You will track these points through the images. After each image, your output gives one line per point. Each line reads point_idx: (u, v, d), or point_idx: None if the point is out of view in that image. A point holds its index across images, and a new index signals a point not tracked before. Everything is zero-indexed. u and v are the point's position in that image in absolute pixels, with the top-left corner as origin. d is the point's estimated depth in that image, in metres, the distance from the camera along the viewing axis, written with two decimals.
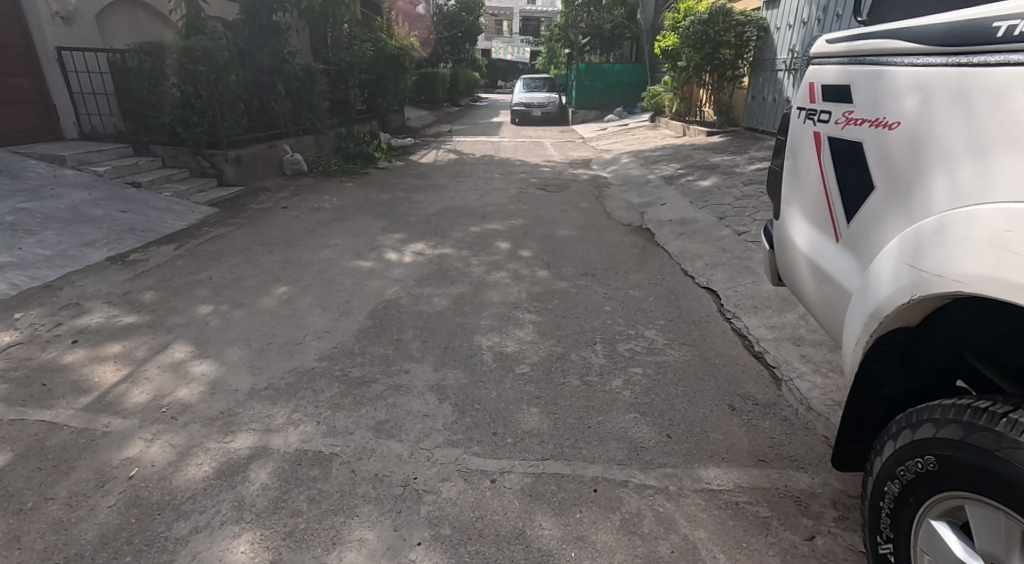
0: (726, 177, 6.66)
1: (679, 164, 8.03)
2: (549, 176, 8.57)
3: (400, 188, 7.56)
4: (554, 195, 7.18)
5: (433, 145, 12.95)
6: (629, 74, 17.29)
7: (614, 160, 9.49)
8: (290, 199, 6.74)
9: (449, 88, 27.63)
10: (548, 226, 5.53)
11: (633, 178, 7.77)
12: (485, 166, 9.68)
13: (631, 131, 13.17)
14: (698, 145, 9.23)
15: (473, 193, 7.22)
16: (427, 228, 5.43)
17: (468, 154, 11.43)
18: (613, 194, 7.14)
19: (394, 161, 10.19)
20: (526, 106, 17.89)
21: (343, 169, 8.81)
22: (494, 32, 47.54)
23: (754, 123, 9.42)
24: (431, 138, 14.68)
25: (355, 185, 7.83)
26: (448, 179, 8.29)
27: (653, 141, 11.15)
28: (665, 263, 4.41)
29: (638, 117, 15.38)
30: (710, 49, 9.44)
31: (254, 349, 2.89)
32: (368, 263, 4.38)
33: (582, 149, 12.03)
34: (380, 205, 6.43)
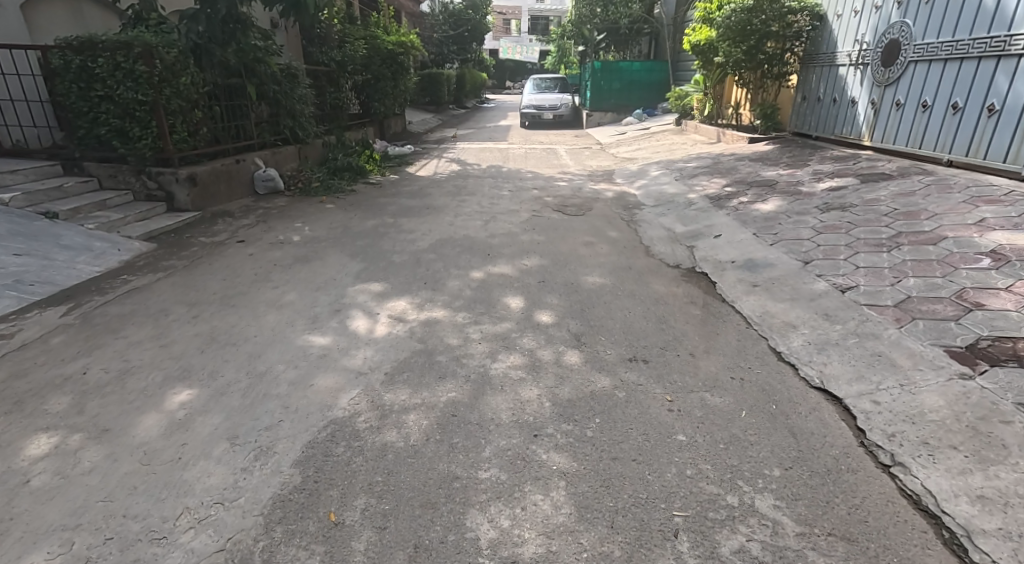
0: (790, 199, 5.36)
1: (723, 179, 6.73)
2: (567, 193, 7.31)
3: (389, 210, 6.33)
4: (575, 220, 5.90)
5: (435, 153, 11.74)
6: (648, 72, 15.95)
7: (641, 173, 8.20)
8: (253, 228, 5.53)
9: (453, 90, 26.32)
10: (571, 269, 4.27)
11: (669, 197, 6.50)
12: (492, 179, 8.43)
13: (654, 137, 11.86)
14: (740, 154, 7.92)
15: (477, 218, 5.97)
16: (414, 274, 4.18)
17: (473, 164, 10.20)
18: (647, 218, 5.86)
19: (388, 173, 8.97)
20: (537, 108, 16.66)
21: (327, 186, 7.60)
22: (502, 32, 46.26)
23: (805, 129, 8.11)
24: (433, 145, 13.48)
25: (337, 207, 6.62)
26: (447, 198, 7.06)
27: (682, 148, 9.85)
28: (741, 338, 3.13)
29: (660, 120, 14.09)
30: (756, 41, 8.16)
31: (75, 558, 1.65)
32: (324, 338, 3.13)
33: (599, 157, 10.73)
34: (360, 237, 5.19)
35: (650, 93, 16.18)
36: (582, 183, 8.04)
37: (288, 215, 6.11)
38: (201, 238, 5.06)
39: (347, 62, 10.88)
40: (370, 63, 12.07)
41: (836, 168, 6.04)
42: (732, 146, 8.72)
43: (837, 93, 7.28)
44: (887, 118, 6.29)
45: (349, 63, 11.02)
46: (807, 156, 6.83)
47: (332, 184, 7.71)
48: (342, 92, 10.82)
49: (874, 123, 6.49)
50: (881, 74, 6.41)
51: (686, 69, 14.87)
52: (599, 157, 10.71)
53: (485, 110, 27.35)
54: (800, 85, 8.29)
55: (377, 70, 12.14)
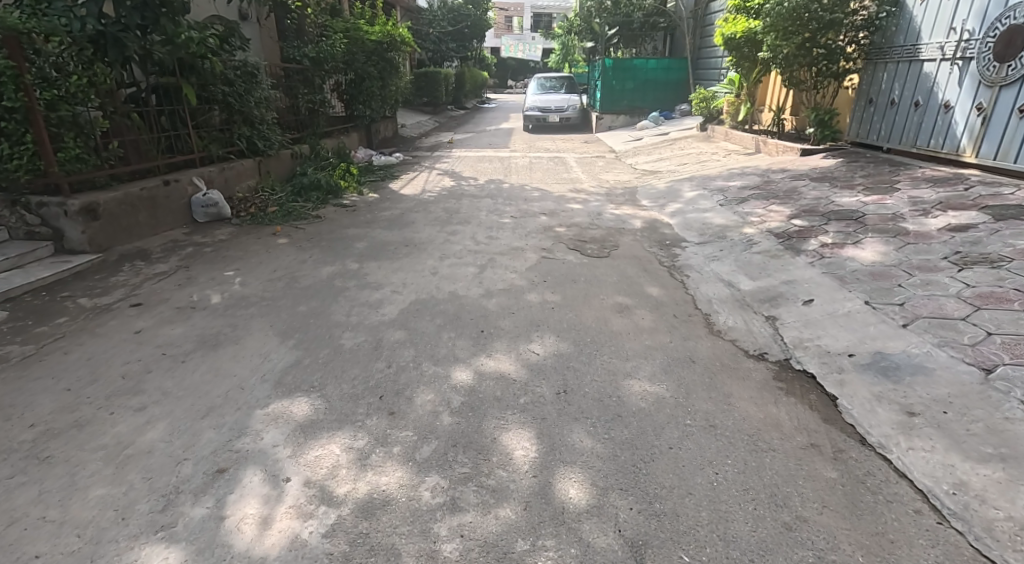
0: (894, 242, 3.94)
1: (784, 207, 5.31)
2: (585, 222, 5.90)
3: (357, 249, 4.91)
4: (599, 267, 4.48)
5: (428, 163, 10.36)
6: (665, 71, 14.52)
7: (672, 194, 6.78)
8: (165, 278, 4.12)
9: (453, 89, 24.88)
10: (604, 367, 2.85)
11: (716, 232, 5.08)
12: (491, 200, 7.01)
13: (677, 145, 10.47)
14: (793, 172, 6.50)
15: (470, 262, 4.55)
16: (367, 375, 2.75)
17: (470, 176, 8.81)
18: (694, 265, 4.44)
19: (367, 191, 7.55)
20: (542, 110, 15.28)
21: (287, 210, 6.18)
22: (504, 29, 44.84)
23: (874, 139, 6.70)
24: (427, 153, 12.11)
25: (292, 242, 5.19)
26: (434, 228, 5.64)
27: (715, 160, 8.44)
28: (942, 560, 1.69)
29: (680, 125, 12.76)
30: (815, 31, 6.74)
31: None
32: (169, 556, 1.70)
33: (617, 168, 9.31)
34: (307, 297, 3.78)
35: (666, 94, 14.75)
36: (601, 206, 6.64)
37: (224, 256, 4.70)
38: (81, 298, 3.66)
39: (325, 59, 9.43)
40: (354, 61, 10.64)
41: (939, 197, 4.62)
42: (778, 159, 7.31)
43: (921, 97, 5.95)
44: (1003, 128, 4.97)
45: (329, 61, 9.61)
46: (889, 178, 5.42)
47: (296, 208, 6.32)
48: (321, 93, 9.41)
49: (981, 135, 5.17)
50: (992, 73, 5.08)
51: (707, 68, 13.44)
52: (615, 168, 9.30)
53: (485, 110, 25.95)
54: (867, 86, 6.87)
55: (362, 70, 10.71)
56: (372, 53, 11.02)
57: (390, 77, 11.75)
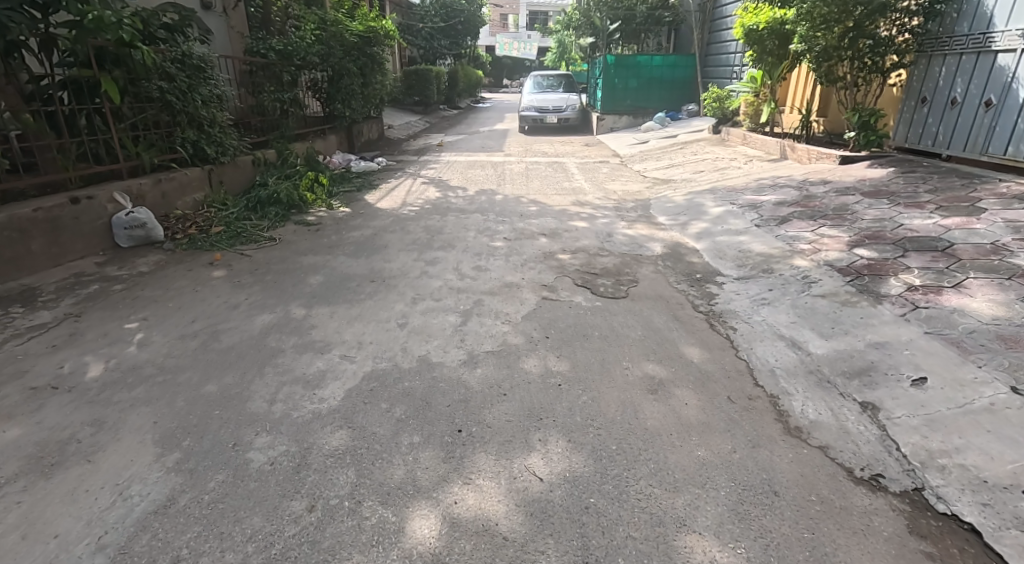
0: (1012, 287, 2.98)
1: (837, 231, 4.34)
2: (593, 247, 4.91)
3: (311, 286, 3.91)
4: (617, 314, 3.48)
5: (414, 170, 9.39)
6: (671, 68, 13.56)
7: (692, 210, 5.80)
8: (39, 334, 3.09)
9: (444, 88, 23.84)
10: (645, 511, 1.86)
11: (759, 264, 4.11)
12: (482, 216, 6.01)
13: (689, 150, 9.52)
14: (836, 184, 5.53)
15: (451, 308, 3.55)
16: (274, 534, 1.75)
17: (459, 186, 7.83)
18: (739, 313, 3.45)
19: (338, 205, 6.55)
20: (539, 111, 14.35)
21: (236, 231, 5.17)
22: (500, 28, 43.81)
23: (929, 145, 5.76)
24: (413, 157, 11.12)
25: (231, 274, 4.18)
26: (411, 255, 4.64)
27: (736, 169, 7.47)
28: None
29: (689, 127, 11.90)
30: (859, 20, 5.80)
31: None
32: None
33: (624, 176, 8.34)
34: (222, 367, 2.77)
35: (672, 93, 13.80)
36: (610, 225, 5.67)
37: (136, 296, 3.68)
38: None
39: (296, 54, 8.43)
40: (331, 57, 9.64)
41: None
42: (813, 168, 6.35)
43: (995, 95, 5.03)
44: None
45: (301, 56, 8.61)
46: (965, 196, 4.47)
47: (248, 227, 5.31)
48: (292, 92, 8.41)
49: None
50: None
51: (718, 65, 12.50)
52: (622, 176, 8.32)
53: (480, 110, 24.95)
54: (919, 82, 5.93)
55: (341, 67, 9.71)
56: (352, 49, 10.01)
57: (373, 75, 10.75)
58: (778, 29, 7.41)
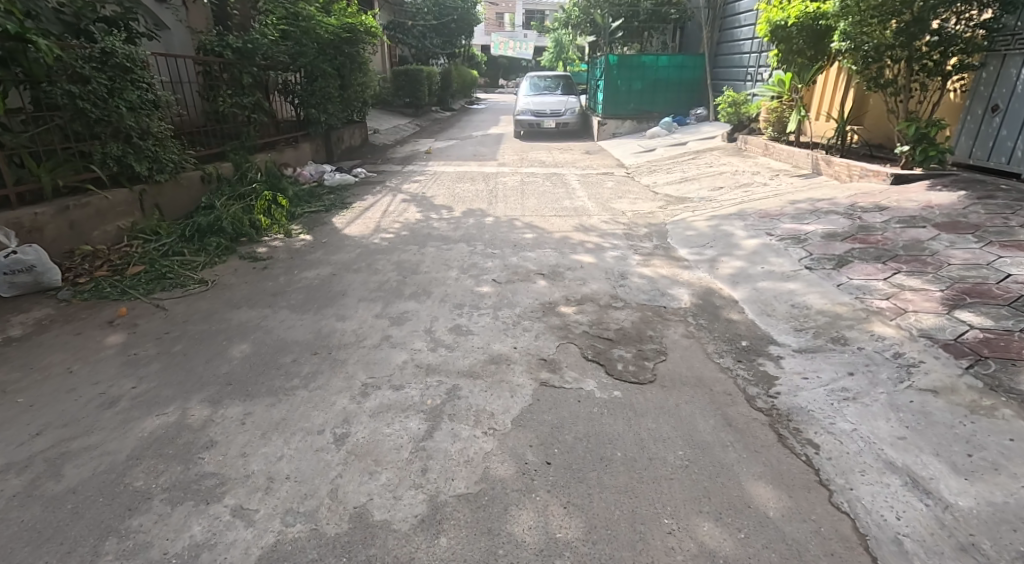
0: None
1: (919, 281, 3.38)
2: (603, 294, 3.94)
3: (231, 362, 2.91)
4: (643, 417, 2.51)
5: (397, 183, 8.41)
6: (679, 69, 12.62)
7: (720, 241, 4.84)
8: None
9: (437, 89, 22.81)
10: None
11: (824, 328, 3.13)
12: (468, 248, 5.04)
13: (703, 161, 8.57)
14: (895, 212, 4.58)
15: (414, 405, 2.57)
16: None
17: (446, 204, 6.85)
18: (815, 414, 2.47)
19: (299, 231, 5.56)
20: (536, 114, 13.37)
21: (159, 270, 4.18)
22: (497, 27, 42.72)
23: (1005, 163, 4.82)
24: (398, 167, 10.15)
25: (130, 339, 3.18)
26: (374, 308, 3.66)
27: (762, 188, 6.54)
28: None
29: (699, 134, 10.97)
30: (920, 13, 4.84)
31: None
32: None
33: (633, 192, 7.37)
34: (39, 541, 1.78)
35: (679, 96, 12.86)
36: (622, 260, 4.70)
37: None
38: None
39: (259, 51, 7.42)
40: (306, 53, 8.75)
41: None
42: (859, 189, 5.40)
43: None
44: None
45: (264, 54, 7.61)
46: None
47: (177, 265, 4.33)
48: (254, 96, 7.41)
49: None
50: None
51: (730, 65, 11.57)
52: (630, 193, 7.35)
53: (474, 112, 23.94)
54: (989, 87, 4.99)
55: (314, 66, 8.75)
56: (327, 46, 9.12)
57: (350, 75, 9.83)
58: (810, 26, 6.56)
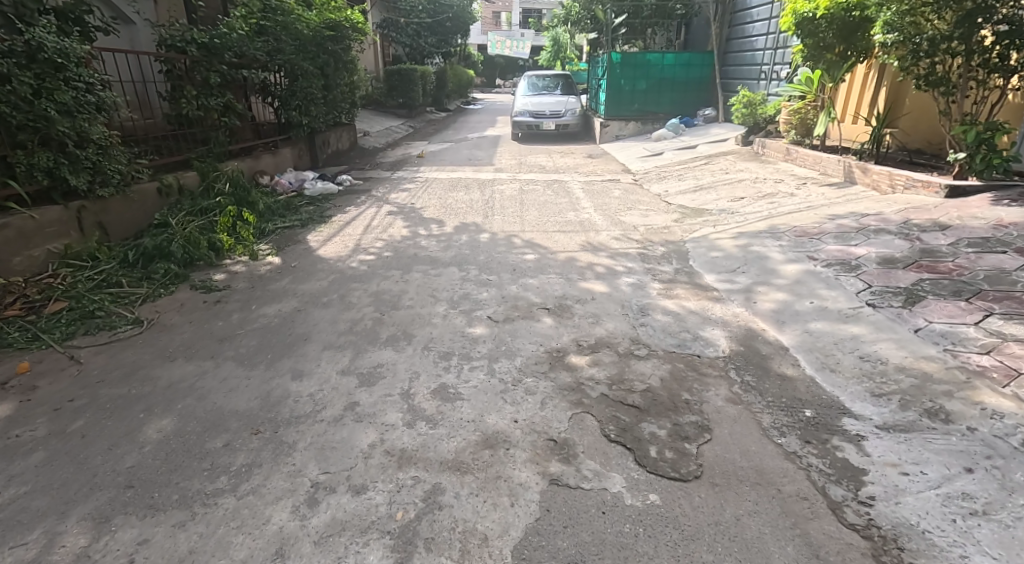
0: None
1: (1022, 329, 2.71)
2: (622, 338, 3.26)
3: (139, 449, 2.20)
4: (694, 545, 1.81)
5: (385, 192, 7.73)
6: (686, 67, 11.94)
7: (753, 266, 4.16)
8: None
9: (431, 89, 22.12)
10: None
11: (913, 395, 2.45)
12: (459, 275, 4.35)
13: (717, 168, 7.90)
14: (960, 232, 3.90)
15: (378, 524, 1.87)
16: None
17: (437, 217, 6.17)
18: (935, 540, 1.77)
19: (267, 253, 4.87)
20: (534, 116, 12.70)
21: (84, 307, 3.48)
22: (494, 26, 42.01)
23: None
24: (388, 173, 9.47)
25: (20, 411, 2.49)
26: (341, 361, 2.97)
27: (789, 199, 5.87)
28: None
29: (709, 137, 10.32)
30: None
31: None
32: None
33: (643, 203, 6.69)
34: None
35: (686, 96, 12.19)
36: (639, 290, 4.02)
37: None
38: None
39: (229, 48, 6.71)
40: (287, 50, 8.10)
41: None
42: (907, 202, 4.74)
43: None
44: None
45: (236, 51, 6.91)
46: None
47: (109, 298, 3.64)
48: (224, 97, 6.71)
49: None
50: None
51: (741, 63, 10.90)
52: (640, 204, 6.67)
53: (470, 114, 23.25)
54: None
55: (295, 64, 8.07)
56: (309, 43, 8.46)
57: (334, 74, 9.17)
58: (841, 18, 5.92)
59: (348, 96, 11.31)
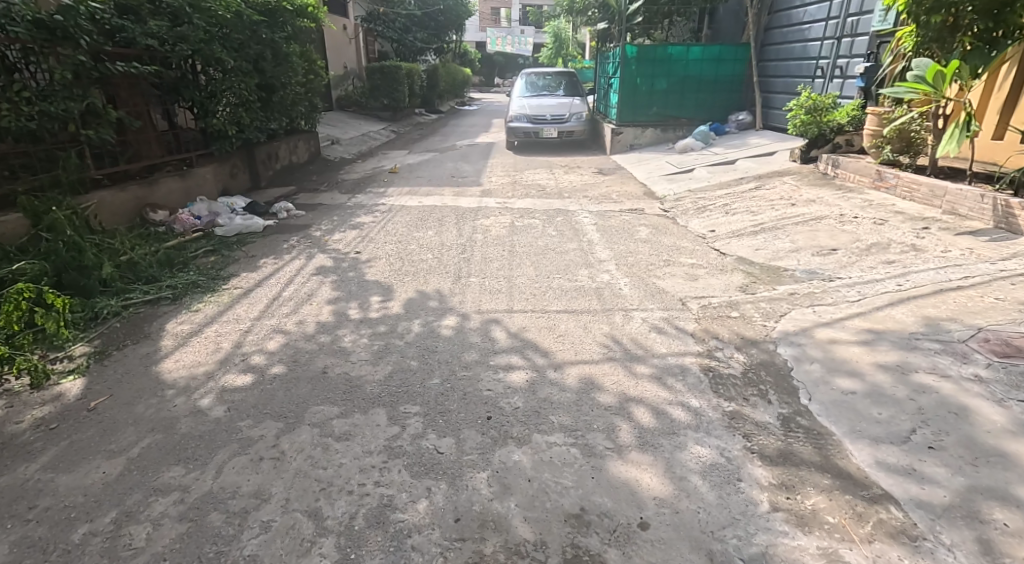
0: None
1: None
2: None
3: None
4: None
5: (333, 230, 5.77)
6: (714, 62, 9.95)
7: (952, 433, 2.15)
8: None
9: (420, 89, 20.14)
10: None
11: None
12: (385, 436, 2.37)
13: (773, 198, 5.92)
14: None
15: None
16: None
17: (388, 280, 4.21)
18: None
19: (70, 370, 2.88)
20: (534, 121, 10.71)
21: None
22: (491, 21, 39.89)
23: None
24: (348, 196, 7.50)
25: None
26: None
27: (914, 257, 3.89)
28: None
29: (749, 149, 8.36)
30: None
31: None
32: None
33: (684, 256, 4.72)
34: None
35: (714, 97, 10.18)
36: (730, 493, 2.04)
37: None
38: None
39: (84, 29, 4.71)
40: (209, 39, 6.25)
41: None
42: None
43: None
44: None
45: (94, 35, 4.90)
46: None
47: None
48: (85, 102, 4.73)
49: None
50: None
51: (789, 56, 8.88)
52: (681, 257, 4.70)
53: (462, 114, 21.17)
54: None
55: (219, 56, 6.19)
56: (230, 29, 6.46)
57: (271, 70, 7.23)
58: None
59: (304, 98, 9.29)
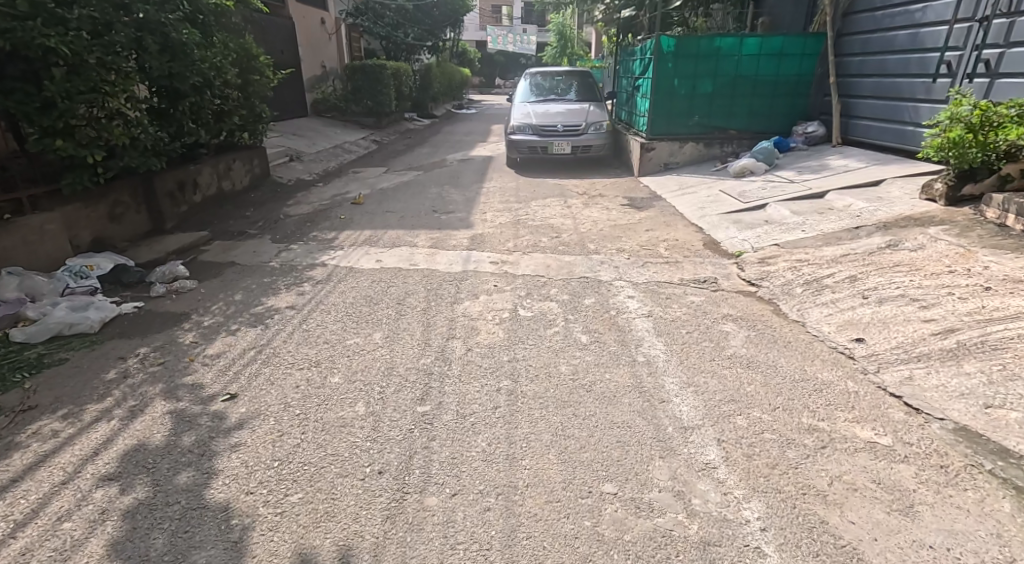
0: None
1: None
2: None
3: None
4: None
5: (224, 325, 3.55)
6: (776, 57, 7.68)
7: None
8: None
9: (411, 92, 17.95)
10: None
11: None
12: None
13: (935, 272, 3.67)
14: None
15: None
16: None
17: (256, 509, 2.00)
18: None
19: None
20: (541, 132, 8.46)
21: None
22: (492, 19, 37.81)
23: None
24: (282, 246, 5.27)
25: None
26: None
27: None
28: None
29: (842, 175, 6.09)
30: None
31: None
32: None
33: (846, 421, 2.46)
34: None
35: (773, 103, 7.92)
36: None
37: None
38: None
39: None
40: (39, 18, 4.01)
41: None
42: None
43: None
44: None
45: None
46: None
47: None
48: None
49: None
50: None
51: (886, 48, 6.61)
52: (841, 423, 2.43)
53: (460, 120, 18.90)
54: None
55: (51, 44, 3.95)
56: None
57: (161, 68, 4.99)
58: None
59: (240, 104, 7.04)
